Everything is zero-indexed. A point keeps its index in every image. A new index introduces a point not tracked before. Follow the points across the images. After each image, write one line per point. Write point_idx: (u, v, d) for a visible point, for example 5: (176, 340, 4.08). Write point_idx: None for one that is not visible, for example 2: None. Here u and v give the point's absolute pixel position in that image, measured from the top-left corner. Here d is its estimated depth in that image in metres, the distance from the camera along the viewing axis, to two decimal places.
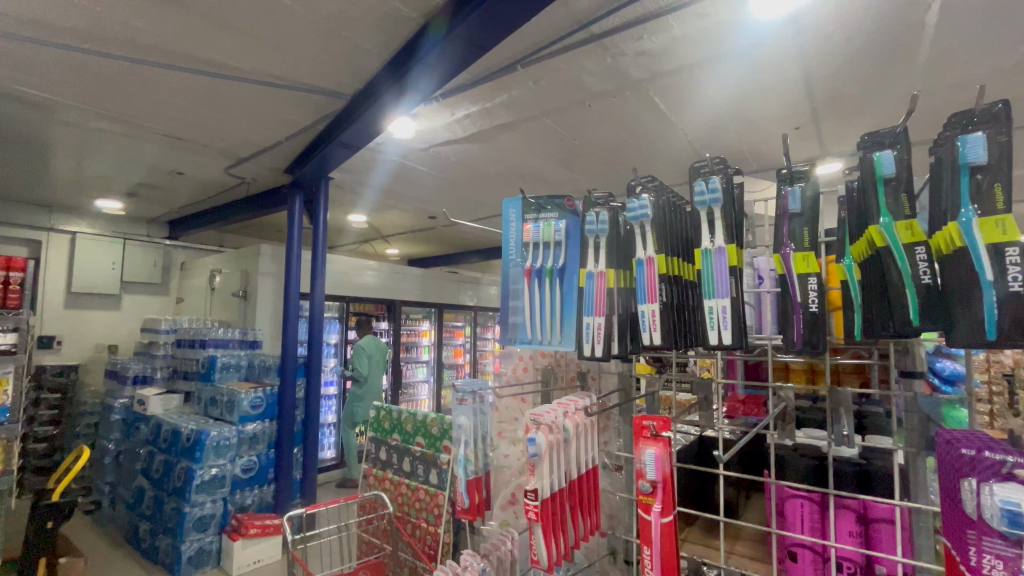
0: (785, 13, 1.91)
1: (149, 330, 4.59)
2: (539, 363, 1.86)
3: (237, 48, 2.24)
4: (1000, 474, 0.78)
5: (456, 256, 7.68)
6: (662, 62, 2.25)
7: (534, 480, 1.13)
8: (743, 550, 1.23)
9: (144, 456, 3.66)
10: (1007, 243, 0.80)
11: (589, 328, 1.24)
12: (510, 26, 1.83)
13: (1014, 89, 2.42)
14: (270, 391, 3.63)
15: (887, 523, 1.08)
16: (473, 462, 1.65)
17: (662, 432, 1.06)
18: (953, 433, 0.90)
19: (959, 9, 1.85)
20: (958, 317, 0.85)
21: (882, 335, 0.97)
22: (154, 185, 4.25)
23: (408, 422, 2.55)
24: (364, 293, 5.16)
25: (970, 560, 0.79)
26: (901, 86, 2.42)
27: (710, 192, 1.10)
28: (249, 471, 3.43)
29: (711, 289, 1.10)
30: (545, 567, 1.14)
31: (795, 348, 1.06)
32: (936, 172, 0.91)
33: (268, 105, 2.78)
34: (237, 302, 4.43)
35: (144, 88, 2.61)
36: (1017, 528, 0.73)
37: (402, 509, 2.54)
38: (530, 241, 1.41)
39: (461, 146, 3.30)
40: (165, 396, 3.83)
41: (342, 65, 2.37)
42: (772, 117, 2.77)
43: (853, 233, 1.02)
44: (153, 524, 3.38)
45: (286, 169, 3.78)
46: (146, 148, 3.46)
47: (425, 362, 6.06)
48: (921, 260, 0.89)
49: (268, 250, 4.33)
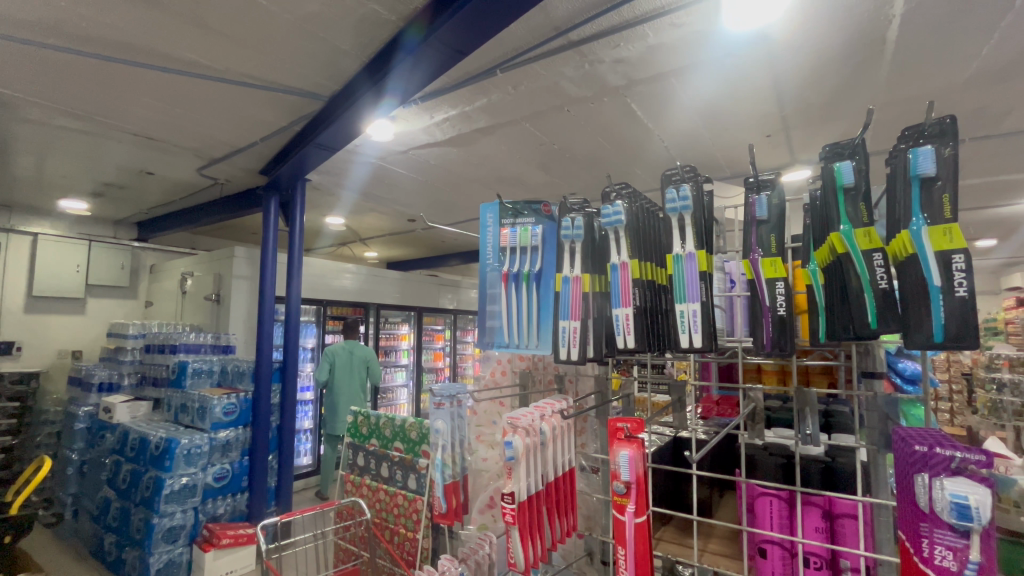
0: (755, 27, 1.97)
1: (117, 335, 4.44)
2: (517, 367, 1.88)
3: (211, 47, 2.20)
4: (950, 469, 0.82)
5: (435, 258, 7.65)
6: (639, 70, 2.29)
7: (511, 484, 1.14)
8: (716, 548, 1.26)
9: (110, 466, 3.53)
10: (955, 251, 0.86)
11: (565, 332, 1.25)
12: (488, 31, 1.85)
13: (966, 104, 2.56)
14: (244, 397, 3.54)
15: (851, 518, 1.12)
16: (451, 466, 1.66)
17: (636, 433, 1.08)
18: (908, 432, 0.95)
19: (916, 25, 1.94)
20: (912, 321, 0.90)
21: (844, 338, 1.01)
22: (122, 185, 4.12)
23: (386, 427, 2.52)
24: (341, 296, 5.09)
25: (923, 551, 0.83)
26: (863, 98, 2.53)
27: (681, 199, 1.13)
28: (222, 479, 3.34)
29: (682, 294, 1.13)
30: (522, 570, 1.13)
31: (764, 350, 1.09)
32: (891, 182, 0.96)
33: (243, 105, 2.73)
34: (209, 306, 4.31)
35: (114, 86, 2.53)
36: (965, 520, 0.77)
37: (381, 515, 2.51)
38: (507, 246, 1.42)
39: (441, 149, 3.31)
40: (132, 403, 3.70)
41: (319, 67, 2.35)
42: (743, 126, 2.86)
43: (817, 239, 1.06)
44: (119, 537, 3.26)
45: (261, 171, 3.72)
46: (113, 147, 3.35)
47: (404, 366, 6.04)
48: (879, 265, 0.93)
49: (243, 253, 4.23)
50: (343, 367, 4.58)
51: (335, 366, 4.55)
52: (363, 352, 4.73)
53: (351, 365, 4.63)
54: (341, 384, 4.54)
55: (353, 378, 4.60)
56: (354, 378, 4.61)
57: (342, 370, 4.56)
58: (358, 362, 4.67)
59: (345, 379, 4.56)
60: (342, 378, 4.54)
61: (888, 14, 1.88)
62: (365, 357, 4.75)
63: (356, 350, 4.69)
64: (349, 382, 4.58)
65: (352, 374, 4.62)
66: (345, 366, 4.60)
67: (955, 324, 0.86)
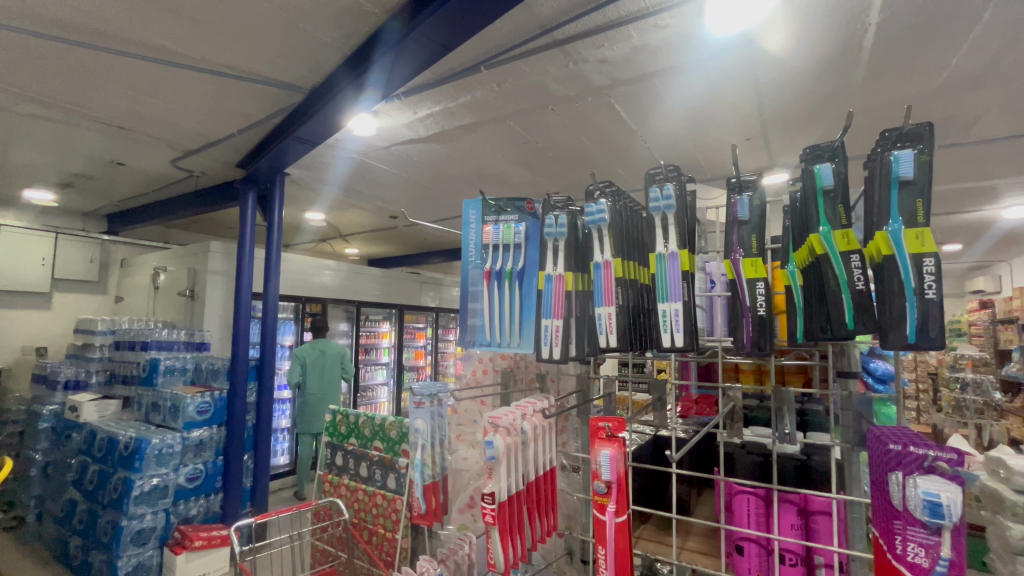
0: (737, 30, 1.99)
1: (83, 331, 4.27)
2: (500, 365, 1.78)
3: (186, 34, 2.13)
4: (923, 467, 0.84)
5: (418, 256, 7.58)
6: (623, 70, 2.30)
7: (491, 484, 1.13)
8: (694, 545, 1.27)
9: (76, 467, 3.41)
10: (927, 254, 0.88)
11: (547, 331, 1.24)
12: (472, 27, 1.82)
13: (936, 112, 2.63)
14: (219, 395, 3.44)
15: (825, 515, 1.13)
16: (430, 466, 1.64)
17: (618, 433, 1.08)
18: (882, 430, 0.97)
19: (890, 34, 1.99)
20: (887, 322, 0.92)
21: (821, 339, 1.03)
22: (91, 176, 3.96)
23: (366, 426, 2.48)
24: (321, 294, 5.00)
25: (896, 548, 0.85)
26: (839, 104, 2.58)
27: (665, 199, 1.13)
28: (195, 480, 3.24)
29: (664, 292, 1.13)
30: (502, 570, 1.12)
31: (743, 350, 1.10)
32: (869, 185, 0.98)
33: (219, 95, 2.65)
34: (183, 301, 4.19)
35: (83, 72, 2.43)
36: (937, 517, 0.79)
37: (359, 515, 2.47)
38: (489, 243, 1.41)
39: (424, 146, 3.27)
40: (101, 402, 3.58)
41: (299, 58, 2.30)
42: (723, 128, 2.89)
43: (797, 241, 1.08)
44: (85, 540, 3.16)
45: (239, 164, 3.62)
46: (81, 136, 3.22)
47: (384, 364, 5.96)
48: (857, 267, 0.95)
49: (219, 248, 4.12)
50: (315, 366, 4.50)
51: (307, 366, 4.47)
52: (336, 349, 4.63)
53: (323, 363, 4.55)
54: (315, 384, 4.46)
55: (327, 377, 4.53)
56: (328, 377, 4.53)
57: (315, 369, 4.48)
58: (332, 360, 4.59)
59: (318, 378, 4.49)
60: (314, 378, 4.46)
61: (864, 22, 1.92)
62: (338, 354, 4.65)
63: (328, 348, 4.59)
64: (323, 381, 4.51)
65: (327, 372, 4.55)
66: (317, 365, 4.50)
67: (929, 325, 0.88)
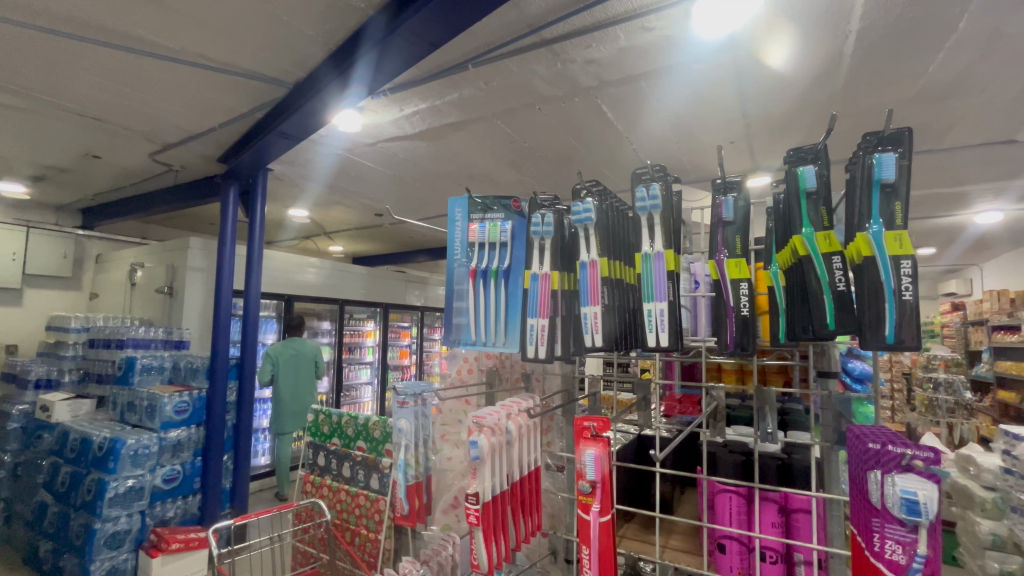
0: (723, 34, 2.01)
1: (56, 329, 4.15)
2: (484, 364, 1.75)
3: (165, 25, 2.07)
4: (901, 466, 0.85)
5: (403, 255, 7.53)
6: (610, 71, 2.30)
7: (475, 484, 1.12)
8: (677, 543, 1.28)
9: (46, 468, 3.30)
10: (904, 256, 0.89)
11: (533, 330, 1.23)
12: (460, 24, 1.81)
13: (914, 119, 2.70)
14: (198, 394, 3.36)
15: (805, 513, 1.14)
16: (413, 466, 1.66)
17: (602, 432, 1.07)
18: (862, 429, 0.99)
19: (871, 41, 2.03)
20: (867, 322, 0.93)
21: (802, 338, 1.04)
22: (64, 169, 3.84)
23: (348, 426, 2.44)
24: (304, 292, 4.92)
25: (874, 545, 0.86)
26: (822, 109, 2.62)
27: (651, 198, 1.14)
28: (172, 481, 3.16)
29: (650, 292, 1.13)
30: (485, 571, 1.11)
31: (727, 350, 1.11)
32: (851, 188, 0.99)
33: (199, 88, 2.59)
34: (161, 299, 4.09)
35: (56, 61, 2.36)
36: (914, 515, 0.81)
37: (342, 516, 2.44)
38: (475, 241, 1.40)
39: (410, 143, 3.24)
40: (74, 402, 3.47)
41: (282, 52, 2.26)
42: (709, 131, 2.92)
43: (780, 242, 1.09)
44: (56, 543, 3.06)
45: (220, 158, 3.55)
46: (55, 127, 3.12)
47: (368, 363, 5.89)
48: (838, 267, 0.96)
49: (199, 244, 4.02)
50: (288, 367, 4.39)
51: (279, 366, 4.36)
52: (310, 348, 4.54)
53: (297, 363, 4.44)
54: (286, 384, 4.35)
55: (300, 377, 4.42)
56: (301, 377, 4.43)
57: (286, 369, 4.37)
58: (306, 360, 4.49)
59: (290, 378, 4.37)
60: (285, 379, 4.34)
61: (845, 29, 1.96)
62: (313, 353, 4.56)
63: (301, 347, 4.48)
64: (296, 382, 4.39)
65: (300, 372, 4.44)
66: (289, 365, 4.39)
67: (906, 326, 0.89)
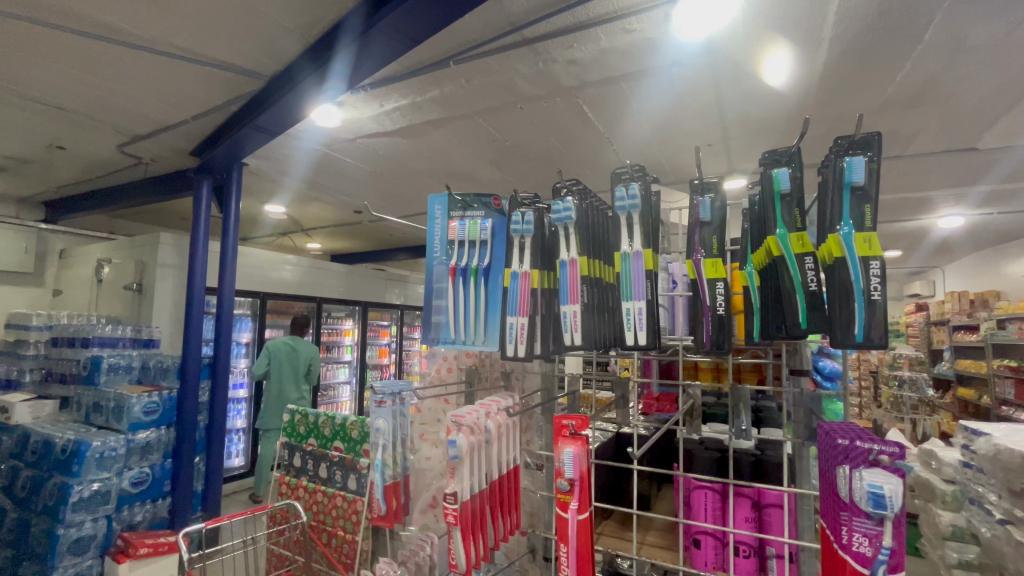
0: (703, 38, 2.04)
1: (15, 327, 3.97)
2: (464, 363, 1.75)
3: (134, 12, 2.00)
4: (868, 461, 0.88)
5: (382, 253, 7.44)
6: (591, 72, 2.32)
7: (454, 483, 1.11)
8: (654, 541, 1.30)
9: (5, 472, 3.16)
10: (872, 257, 0.92)
11: (513, 328, 1.23)
12: (441, 20, 1.79)
13: (883, 125, 2.78)
14: (168, 394, 3.26)
15: (777, 508, 1.17)
16: (391, 466, 1.59)
17: (581, 431, 1.07)
18: (832, 426, 1.02)
19: (844, 49, 2.08)
20: (836, 321, 0.96)
21: (776, 336, 1.07)
22: (25, 159, 3.67)
23: (325, 426, 2.41)
24: (280, 289, 4.82)
25: (842, 538, 0.89)
26: (796, 113, 2.69)
27: (630, 198, 1.14)
28: (140, 484, 3.06)
29: (629, 291, 1.14)
30: (463, 571, 1.10)
31: (703, 349, 1.12)
32: (823, 190, 1.02)
33: (171, 78, 2.51)
34: (129, 296, 3.95)
35: (17, 47, 2.25)
36: (880, 508, 0.83)
37: (318, 518, 2.40)
38: (455, 239, 1.39)
39: (390, 139, 3.20)
40: (35, 403, 3.33)
41: (259, 43, 2.20)
42: (688, 133, 2.97)
43: (755, 242, 1.12)
44: (16, 550, 2.93)
45: (193, 152, 3.44)
46: (16, 116, 2.98)
47: (347, 362, 5.80)
48: (810, 268, 0.98)
49: (170, 240, 3.90)
50: (282, 364, 4.30)
51: (274, 361, 4.27)
52: (309, 351, 4.43)
53: (291, 363, 4.34)
54: (275, 380, 4.25)
55: (292, 378, 4.31)
56: (292, 378, 4.30)
57: (278, 365, 4.28)
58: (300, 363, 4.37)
59: (281, 376, 4.27)
60: (277, 375, 4.26)
61: (819, 37, 2.01)
62: (310, 357, 4.45)
63: (300, 347, 4.40)
64: (286, 382, 4.29)
65: (293, 373, 4.33)
66: (282, 362, 4.30)
67: (875, 325, 0.92)
